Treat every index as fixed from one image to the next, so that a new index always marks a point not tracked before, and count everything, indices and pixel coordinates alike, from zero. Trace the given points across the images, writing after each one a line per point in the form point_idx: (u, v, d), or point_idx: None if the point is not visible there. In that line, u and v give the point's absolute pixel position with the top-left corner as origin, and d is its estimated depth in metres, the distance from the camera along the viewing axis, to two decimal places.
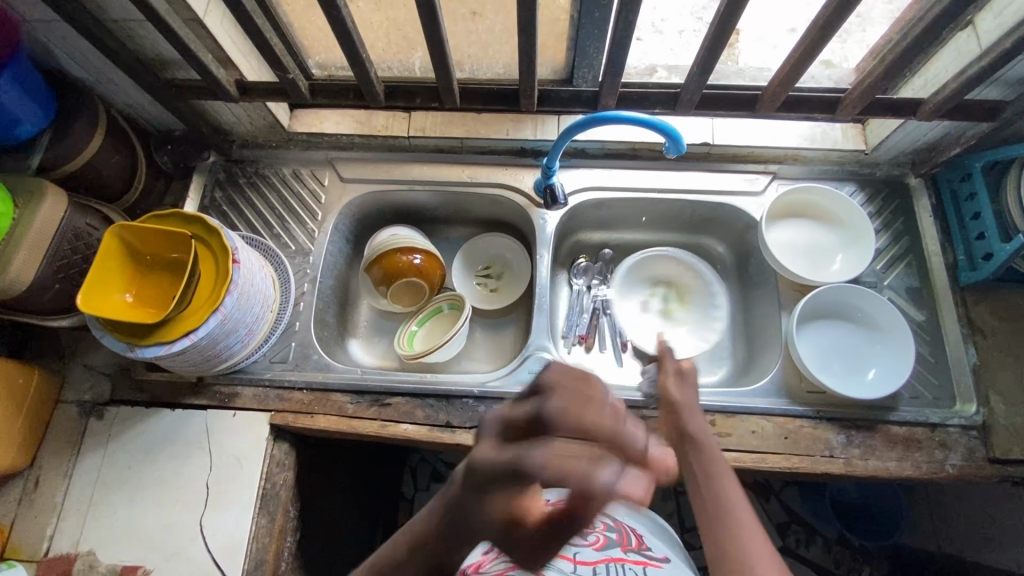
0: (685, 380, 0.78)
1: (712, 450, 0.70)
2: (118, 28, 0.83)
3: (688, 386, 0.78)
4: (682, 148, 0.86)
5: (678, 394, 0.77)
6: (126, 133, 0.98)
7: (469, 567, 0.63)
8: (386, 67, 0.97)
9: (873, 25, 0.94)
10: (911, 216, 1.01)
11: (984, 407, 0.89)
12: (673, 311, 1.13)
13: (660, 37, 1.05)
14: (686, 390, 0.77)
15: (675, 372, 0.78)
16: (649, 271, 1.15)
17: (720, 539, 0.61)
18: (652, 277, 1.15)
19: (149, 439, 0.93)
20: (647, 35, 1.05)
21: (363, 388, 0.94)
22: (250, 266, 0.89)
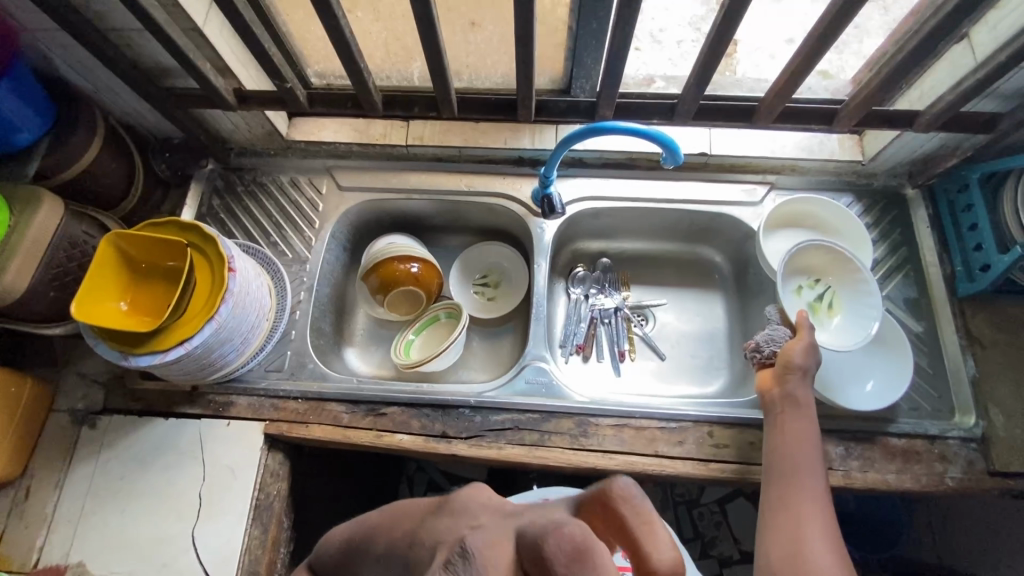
0: (810, 348, 0.82)
1: (810, 416, 0.79)
2: (117, 38, 0.83)
3: (811, 356, 0.81)
4: (679, 159, 0.86)
5: (798, 360, 0.80)
6: (124, 140, 0.98)
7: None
8: (385, 77, 0.97)
9: (868, 36, 0.95)
10: (910, 227, 1.01)
11: (983, 420, 0.88)
12: (823, 310, 0.97)
13: (658, 47, 1.07)
14: (809, 359, 0.81)
15: (808, 342, 0.82)
16: (810, 261, 0.98)
17: (786, 493, 0.74)
18: (814, 270, 0.98)
19: (142, 449, 0.92)
20: (646, 45, 1.07)
21: (358, 398, 0.94)
22: (246, 274, 0.88)
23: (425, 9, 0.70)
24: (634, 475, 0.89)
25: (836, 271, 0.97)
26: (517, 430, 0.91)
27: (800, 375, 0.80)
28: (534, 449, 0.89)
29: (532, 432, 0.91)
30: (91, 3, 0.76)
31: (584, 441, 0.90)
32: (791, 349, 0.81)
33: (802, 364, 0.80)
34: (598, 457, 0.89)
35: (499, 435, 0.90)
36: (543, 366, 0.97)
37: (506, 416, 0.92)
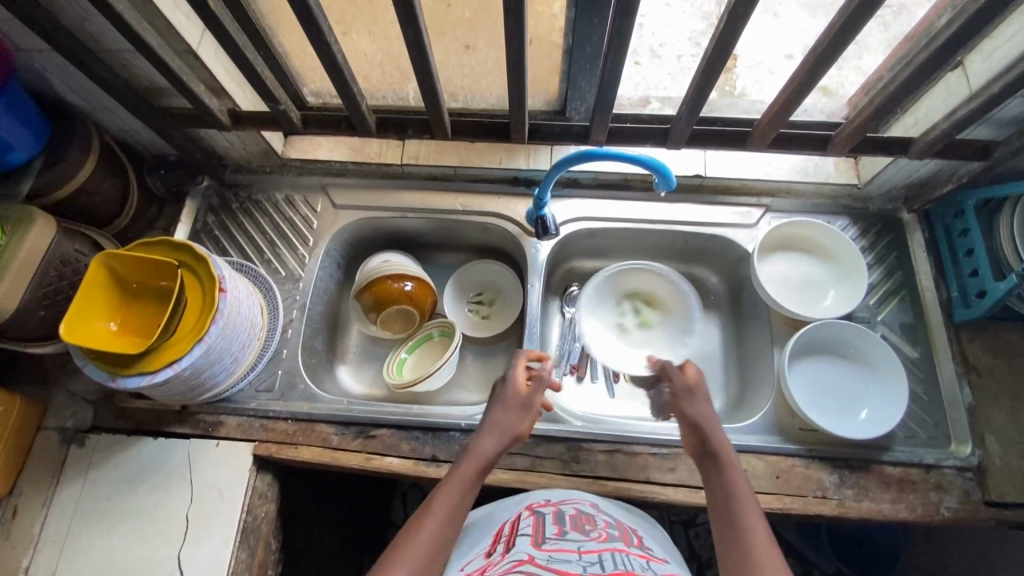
0: (694, 390, 0.84)
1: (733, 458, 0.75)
2: (113, 58, 0.83)
3: (699, 399, 0.83)
4: (672, 185, 0.85)
5: (694, 412, 0.81)
6: (119, 157, 0.98)
7: (473, 569, 0.64)
8: (380, 97, 0.98)
9: (868, 53, 0.90)
10: (905, 251, 1.01)
11: (979, 449, 0.87)
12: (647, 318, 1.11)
13: (658, 62, 1.05)
14: (699, 404, 0.82)
15: (683, 386, 0.85)
16: (632, 282, 1.11)
17: (727, 526, 0.66)
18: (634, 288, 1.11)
19: (131, 468, 0.92)
20: (645, 59, 1.05)
21: (348, 420, 0.93)
22: (237, 294, 0.88)
23: (416, 36, 0.70)
24: (626, 501, 0.88)
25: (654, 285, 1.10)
26: (508, 454, 0.90)
27: (699, 428, 0.79)
28: (524, 474, 0.88)
29: (522, 456, 0.90)
30: (86, 25, 0.76)
31: (576, 466, 0.89)
32: (683, 406, 0.82)
33: (697, 413, 0.80)
34: (590, 483, 0.88)
35: None
36: None
37: None
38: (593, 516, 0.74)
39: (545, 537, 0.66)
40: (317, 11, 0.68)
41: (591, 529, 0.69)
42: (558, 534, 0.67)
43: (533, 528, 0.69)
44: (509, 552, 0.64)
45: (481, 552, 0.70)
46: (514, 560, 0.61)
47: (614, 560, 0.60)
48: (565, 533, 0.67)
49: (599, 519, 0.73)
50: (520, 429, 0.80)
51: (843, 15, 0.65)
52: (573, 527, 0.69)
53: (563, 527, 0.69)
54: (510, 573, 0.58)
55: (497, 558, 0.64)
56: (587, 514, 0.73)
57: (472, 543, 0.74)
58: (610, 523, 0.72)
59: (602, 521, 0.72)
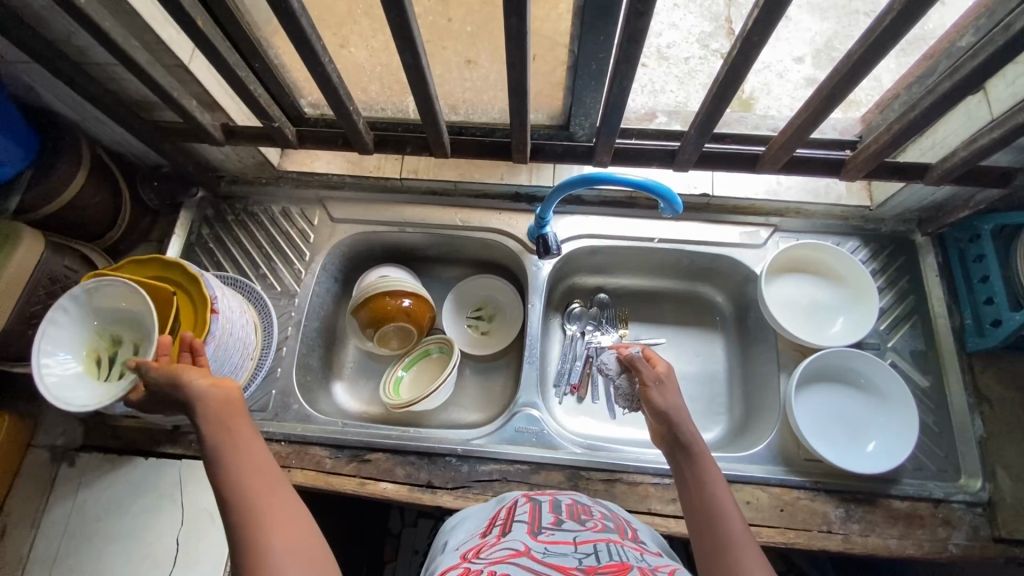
0: (665, 381, 0.79)
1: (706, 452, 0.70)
2: (100, 72, 0.80)
3: (671, 391, 0.78)
4: (678, 209, 0.83)
5: (664, 403, 0.75)
6: (110, 169, 0.96)
7: (466, 549, 0.62)
8: (378, 109, 0.93)
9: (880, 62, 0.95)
10: (916, 275, 0.98)
11: (989, 483, 0.85)
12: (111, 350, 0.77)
13: (666, 63, 1.09)
14: (670, 396, 0.77)
15: (653, 380, 0.79)
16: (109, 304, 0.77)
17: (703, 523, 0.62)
18: (119, 315, 0.78)
19: (121, 489, 0.90)
20: (653, 61, 1.08)
21: (343, 443, 0.92)
22: (230, 313, 0.85)
23: (414, 59, 0.67)
24: None
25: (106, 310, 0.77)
26: (505, 481, 0.88)
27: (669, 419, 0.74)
28: None
29: (519, 483, 0.88)
30: (72, 40, 0.73)
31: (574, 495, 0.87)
32: (654, 398, 0.76)
33: (665, 404, 0.74)
34: None
35: (486, 486, 0.88)
36: (535, 413, 0.94)
37: (493, 466, 0.89)
38: (590, 506, 0.71)
39: (541, 525, 0.63)
40: (310, 30, 0.65)
41: (586, 518, 0.66)
42: (554, 523, 0.64)
43: (530, 515, 0.66)
44: (504, 538, 0.61)
45: (475, 533, 0.67)
46: (509, 548, 0.57)
47: (609, 551, 0.57)
48: (562, 522, 0.64)
49: (595, 510, 0.70)
50: (178, 373, 0.65)
51: (864, 43, 0.62)
52: (569, 515, 0.66)
53: (559, 516, 0.66)
54: (503, 562, 0.54)
55: (492, 540, 0.61)
56: (583, 505, 0.70)
57: (465, 527, 0.72)
58: (607, 514, 0.69)
59: (597, 512, 0.69)
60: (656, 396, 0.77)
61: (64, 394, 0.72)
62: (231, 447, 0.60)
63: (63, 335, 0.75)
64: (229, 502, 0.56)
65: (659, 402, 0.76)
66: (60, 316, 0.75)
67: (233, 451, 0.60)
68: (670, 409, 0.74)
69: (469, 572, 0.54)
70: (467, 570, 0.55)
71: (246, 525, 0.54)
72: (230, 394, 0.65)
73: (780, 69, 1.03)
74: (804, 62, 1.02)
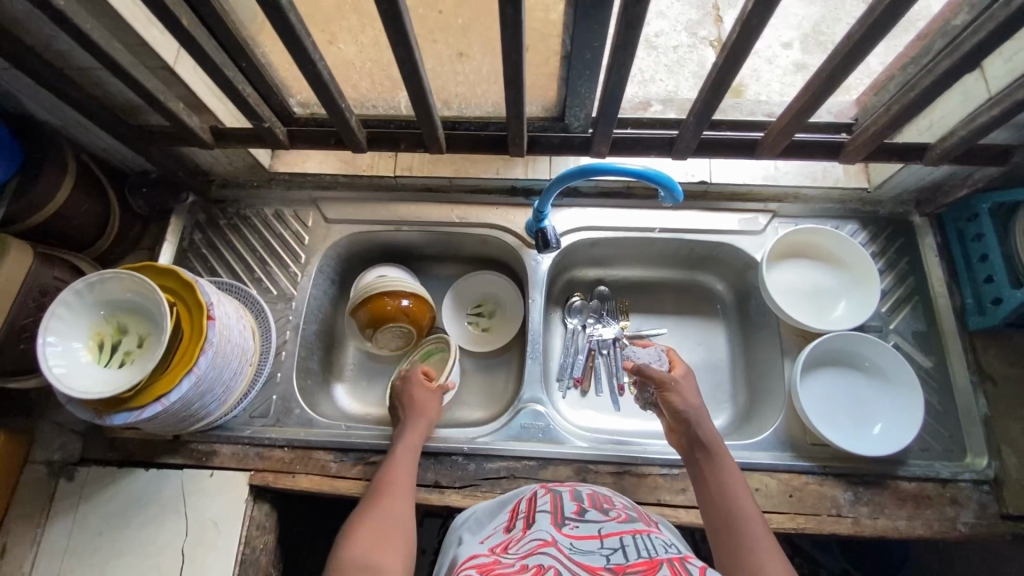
0: (681, 381, 0.84)
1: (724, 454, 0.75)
2: (83, 76, 0.78)
3: (687, 390, 0.83)
4: (678, 197, 0.82)
5: (682, 404, 0.81)
6: (97, 177, 0.93)
7: (492, 544, 0.61)
8: (370, 106, 0.92)
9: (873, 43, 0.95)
10: (916, 256, 0.98)
11: (995, 461, 0.85)
12: (118, 338, 0.78)
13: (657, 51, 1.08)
14: (688, 396, 0.82)
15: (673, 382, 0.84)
16: (112, 294, 0.78)
17: (718, 516, 0.69)
18: (123, 305, 0.79)
19: (123, 501, 0.89)
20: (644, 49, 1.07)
21: (347, 446, 0.91)
22: (227, 320, 0.83)
23: (407, 54, 0.66)
24: None
25: (111, 297, 0.78)
26: (513, 478, 0.87)
27: (690, 422, 0.79)
28: None
29: (527, 479, 0.87)
30: (52, 43, 0.71)
31: None
32: (672, 399, 0.81)
33: (684, 405, 0.80)
34: None
35: (493, 484, 0.87)
36: (541, 409, 0.93)
37: (501, 464, 0.88)
38: (611, 497, 0.70)
39: (564, 516, 0.62)
40: (299, 26, 0.63)
41: (609, 508, 0.66)
42: (577, 513, 0.63)
43: (552, 504, 0.65)
44: (530, 531, 0.60)
45: (496, 527, 0.66)
46: (537, 540, 0.57)
47: (637, 546, 0.57)
48: (585, 512, 0.64)
49: (617, 500, 0.69)
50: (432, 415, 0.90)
51: (863, 24, 0.61)
52: (592, 505, 0.66)
53: (582, 505, 0.66)
54: (534, 556, 0.54)
55: (517, 535, 0.61)
56: (605, 495, 0.70)
57: (487, 519, 0.71)
58: (629, 505, 0.69)
59: (619, 502, 0.69)
60: (681, 400, 0.81)
61: (75, 383, 0.73)
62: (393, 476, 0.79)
63: (67, 328, 0.76)
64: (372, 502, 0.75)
65: (682, 406, 0.80)
66: (62, 310, 0.76)
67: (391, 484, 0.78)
68: (692, 415, 0.79)
69: (500, 567, 0.53)
70: (497, 565, 0.54)
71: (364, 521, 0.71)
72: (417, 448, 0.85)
73: (769, 55, 1.02)
74: (792, 47, 1.01)
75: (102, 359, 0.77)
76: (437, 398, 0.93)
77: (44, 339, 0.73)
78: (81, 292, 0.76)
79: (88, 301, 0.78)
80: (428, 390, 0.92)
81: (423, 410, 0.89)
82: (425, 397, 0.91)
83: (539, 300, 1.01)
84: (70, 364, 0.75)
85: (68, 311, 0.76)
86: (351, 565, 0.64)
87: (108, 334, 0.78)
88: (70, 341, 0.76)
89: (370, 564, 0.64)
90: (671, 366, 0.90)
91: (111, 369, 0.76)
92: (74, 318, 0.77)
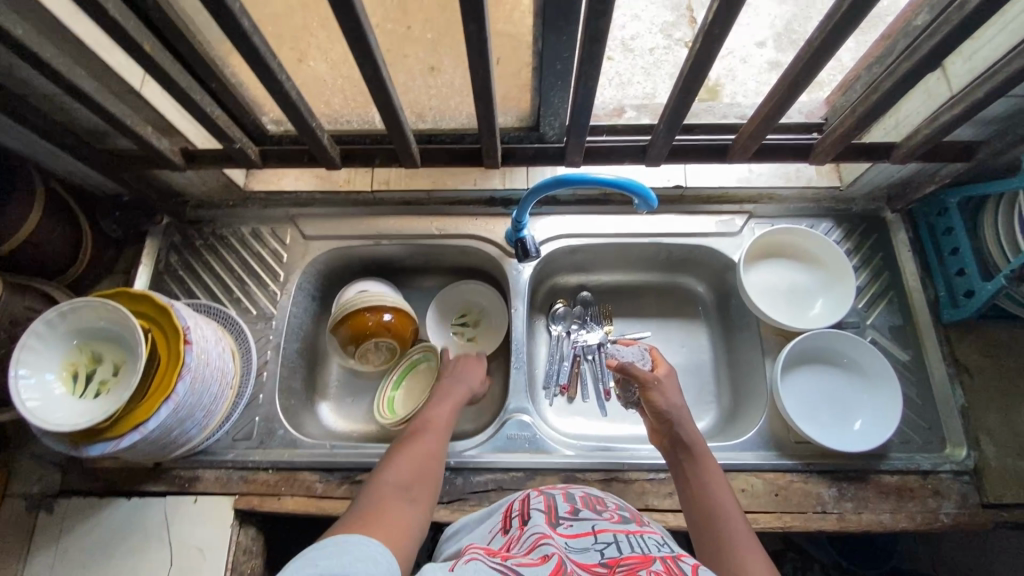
0: (664, 381, 0.84)
1: (707, 455, 0.75)
2: (47, 103, 0.76)
3: (669, 390, 0.83)
4: (653, 205, 0.83)
5: (664, 404, 0.80)
6: (67, 202, 0.92)
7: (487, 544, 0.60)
8: (344, 121, 0.91)
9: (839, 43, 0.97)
10: (890, 251, 0.99)
11: (974, 451, 0.87)
12: (95, 366, 0.77)
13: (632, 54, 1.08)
14: (670, 395, 0.82)
15: (657, 379, 0.84)
16: (84, 323, 0.77)
17: (702, 519, 0.68)
18: (96, 333, 0.78)
19: (106, 532, 0.87)
20: (619, 52, 1.08)
21: (333, 466, 0.90)
22: (206, 343, 0.82)
23: (374, 72, 0.66)
24: None
25: (84, 324, 0.77)
26: (501, 490, 0.87)
27: (675, 420, 0.79)
28: None
29: (515, 491, 0.87)
30: (13, 71, 0.70)
31: None
32: (655, 399, 0.81)
33: (666, 405, 0.80)
34: None
35: (481, 497, 0.87)
36: (526, 419, 0.93)
37: (488, 477, 0.88)
38: (603, 498, 0.70)
39: (559, 515, 0.62)
40: (264, 48, 0.63)
41: (602, 508, 0.66)
42: (571, 513, 0.63)
43: (545, 504, 0.65)
44: (525, 531, 0.60)
45: (490, 532, 0.66)
46: (535, 537, 0.56)
47: (630, 543, 0.57)
48: (579, 512, 0.64)
49: (608, 501, 0.69)
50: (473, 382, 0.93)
51: (823, 30, 0.62)
52: (585, 506, 0.66)
53: (575, 505, 0.66)
54: (534, 550, 0.53)
55: (514, 535, 0.60)
56: (596, 496, 0.69)
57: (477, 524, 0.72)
58: (620, 504, 0.69)
59: (612, 503, 0.69)
60: (664, 398, 0.81)
61: (52, 417, 0.71)
62: (433, 418, 0.82)
63: (39, 359, 0.74)
64: (414, 435, 0.78)
65: (665, 403, 0.80)
66: (33, 341, 0.74)
67: (433, 423, 0.81)
68: (676, 414, 0.79)
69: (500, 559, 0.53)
70: (498, 556, 0.53)
71: (408, 450, 0.75)
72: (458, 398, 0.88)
73: (743, 54, 1.03)
74: (766, 46, 1.03)
75: (77, 389, 0.76)
76: (478, 369, 0.96)
77: (16, 372, 0.72)
78: (52, 321, 0.75)
79: (60, 330, 0.76)
80: (469, 360, 0.97)
81: (474, 376, 0.94)
82: (470, 366, 0.95)
83: (522, 309, 1.01)
84: (45, 397, 0.73)
85: (39, 342, 0.75)
86: (390, 483, 0.68)
87: (82, 364, 0.77)
88: (43, 373, 0.74)
89: (408, 497, 0.67)
90: (653, 364, 0.90)
91: (87, 399, 0.75)
92: (46, 348, 0.75)
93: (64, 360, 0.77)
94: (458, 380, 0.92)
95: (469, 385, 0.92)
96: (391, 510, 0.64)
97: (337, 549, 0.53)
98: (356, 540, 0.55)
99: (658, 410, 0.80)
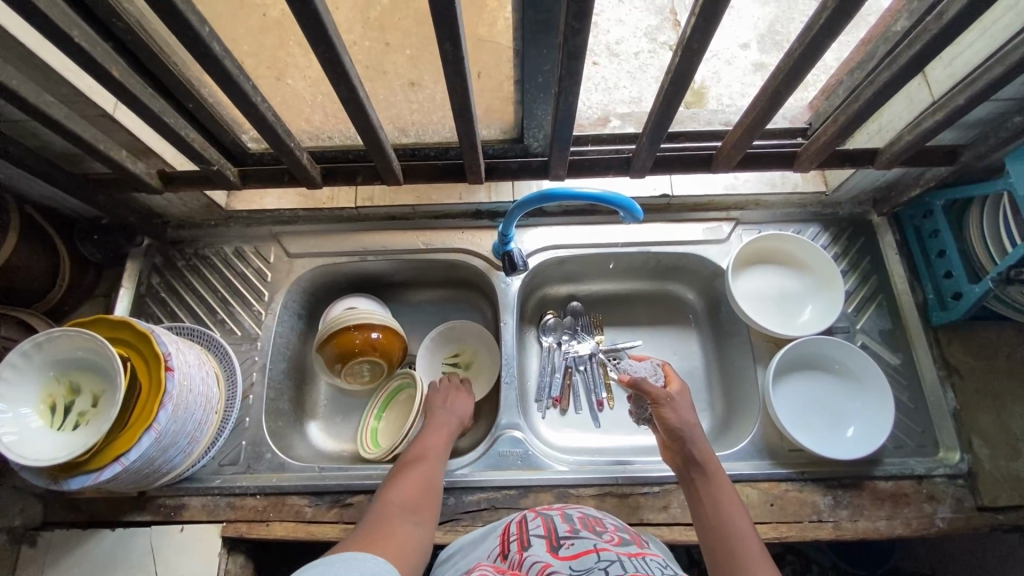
0: (677, 398, 0.83)
1: (720, 472, 0.74)
2: (17, 129, 0.75)
3: (682, 407, 0.82)
4: (638, 216, 0.82)
5: (676, 420, 0.80)
6: (44, 227, 0.90)
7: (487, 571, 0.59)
8: (326, 138, 0.90)
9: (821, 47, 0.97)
10: (878, 255, 0.99)
11: (968, 454, 0.86)
12: (74, 397, 0.75)
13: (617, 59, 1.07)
14: (682, 412, 0.81)
15: (669, 396, 0.83)
16: (62, 352, 0.75)
17: (715, 534, 0.67)
18: (74, 362, 0.76)
19: (89, 565, 0.85)
20: (603, 58, 1.06)
21: (322, 489, 0.88)
22: (189, 369, 0.80)
23: (352, 92, 0.65)
24: None
25: (62, 354, 0.75)
26: (493, 509, 0.86)
27: (687, 437, 0.78)
28: None
29: (508, 509, 0.86)
30: None
31: None
32: (666, 415, 0.80)
33: (679, 421, 0.79)
34: None
35: (474, 517, 0.86)
36: (519, 435, 0.92)
37: (480, 496, 0.87)
38: (601, 518, 0.69)
39: (558, 537, 0.61)
40: (237, 72, 0.62)
41: (602, 529, 0.65)
42: (570, 533, 0.62)
43: (545, 528, 0.64)
44: (525, 559, 0.58)
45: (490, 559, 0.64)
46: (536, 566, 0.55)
47: (633, 563, 0.55)
48: (577, 531, 0.63)
49: (607, 522, 0.68)
50: (464, 410, 0.92)
51: (802, 43, 0.61)
52: (583, 526, 0.65)
53: (574, 525, 0.65)
54: None
55: (513, 565, 0.59)
56: (594, 516, 0.68)
57: (474, 549, 0.71)
58: (619, 526, 0.68)
59: (611, 524, 0.67)
60: (676, 415, 0.80)
61: (28, 451, 0.69)
62: (430, 441, 0.83)
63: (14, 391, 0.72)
64: (413, 458, 0.79)
65: (676, 420, 0.80)
66: (8, 373, 0.72)
67: (430, 446, 0.82)
68: (688, 431, 0.79)
69: None
70: None
71: (405, 473, 0.75)
72: (452, 422, 0.88)
73: (728, 56, 1.02)
74: (750, 48, 1.01)
75: (56, 422, 0.74)
76: (467, 398, 0.95)
77: None
78: (27, 352, 0.73)
79: (37, 362, 0.74)
80: (457, 387, 0.96)
81: (462, 406, 0.92)
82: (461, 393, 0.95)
83: (511, 322, 1.00)
84: (20, 430, 0.71)
85: (14, 374, 0.73)
86: (391, 501, 0.69)
87: (59, 395, 0.75)
88: (17, 406, 0.72)
89: (411, 518, 0.67)
90: (666, 381, 0.88)
91: (66, 432, 0.73)
92: (21, 380, 0.73)
93: (41, 392, 0.75)
94: (446, 411, 0.90)
95: (457, 415, 0.90)
96: (394, 529, 0.64)
97: (346, 562, 0.52)
98: (364, 555, 0.55)
99: (670, 426, 0.80)
